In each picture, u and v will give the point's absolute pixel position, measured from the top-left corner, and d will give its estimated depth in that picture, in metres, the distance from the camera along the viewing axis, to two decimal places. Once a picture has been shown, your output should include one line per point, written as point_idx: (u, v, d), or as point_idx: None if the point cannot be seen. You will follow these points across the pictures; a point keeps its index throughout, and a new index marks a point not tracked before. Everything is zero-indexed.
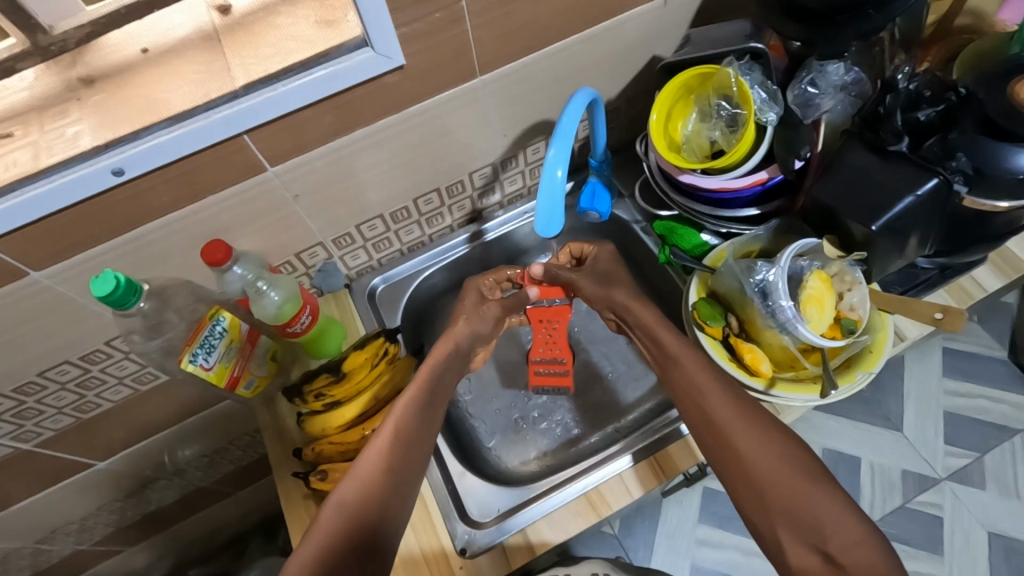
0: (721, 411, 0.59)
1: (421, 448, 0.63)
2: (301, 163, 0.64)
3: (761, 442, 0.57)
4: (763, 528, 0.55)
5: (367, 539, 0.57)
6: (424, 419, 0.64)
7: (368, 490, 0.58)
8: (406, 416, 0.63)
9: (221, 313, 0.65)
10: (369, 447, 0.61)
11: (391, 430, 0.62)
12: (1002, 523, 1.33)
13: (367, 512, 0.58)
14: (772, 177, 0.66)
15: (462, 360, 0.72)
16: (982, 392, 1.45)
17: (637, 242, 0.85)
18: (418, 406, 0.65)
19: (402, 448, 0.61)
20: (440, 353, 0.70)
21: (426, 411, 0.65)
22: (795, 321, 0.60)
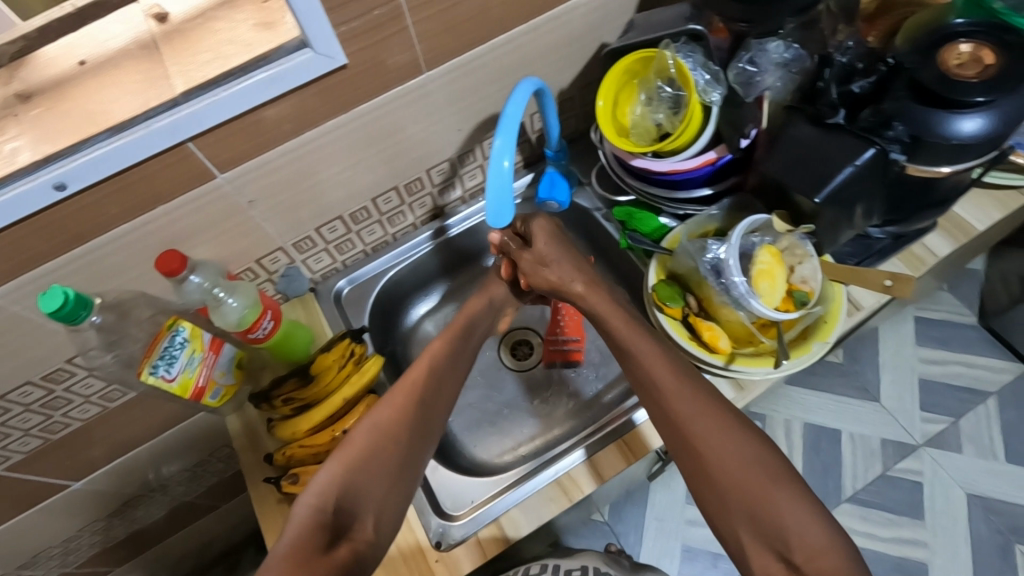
0: (685, 416, 0.59)
1: (450, 384, 0.68)
2: (252, 168, 0.64)
3: (723, 442, 0.57)
4: (726, 530, 0.56)
5: (395, 457, 0.60)
6: (454, 359, 0.70)
7: (401, 412, 0.63)
8: (440, 357, 0.69)
9: (180, 323, 0.65)
10: (405, 378, 0.66)
11: (426, 366, 0.67)
12: (980, 484, 1.36)
13: (397, 433, 0.62)
14: (721, 156, 0.67)
15: (494, 312, 0.78)
16: (954, 357, 1.48)
17: (599, 229, 0.86)
18: (451, 349, 0.70)
19: (436, 383, 0.67)
20: (474, 308, 0.76)
21: (456, 353, 0.70)
22: (748, 296, 0.61)
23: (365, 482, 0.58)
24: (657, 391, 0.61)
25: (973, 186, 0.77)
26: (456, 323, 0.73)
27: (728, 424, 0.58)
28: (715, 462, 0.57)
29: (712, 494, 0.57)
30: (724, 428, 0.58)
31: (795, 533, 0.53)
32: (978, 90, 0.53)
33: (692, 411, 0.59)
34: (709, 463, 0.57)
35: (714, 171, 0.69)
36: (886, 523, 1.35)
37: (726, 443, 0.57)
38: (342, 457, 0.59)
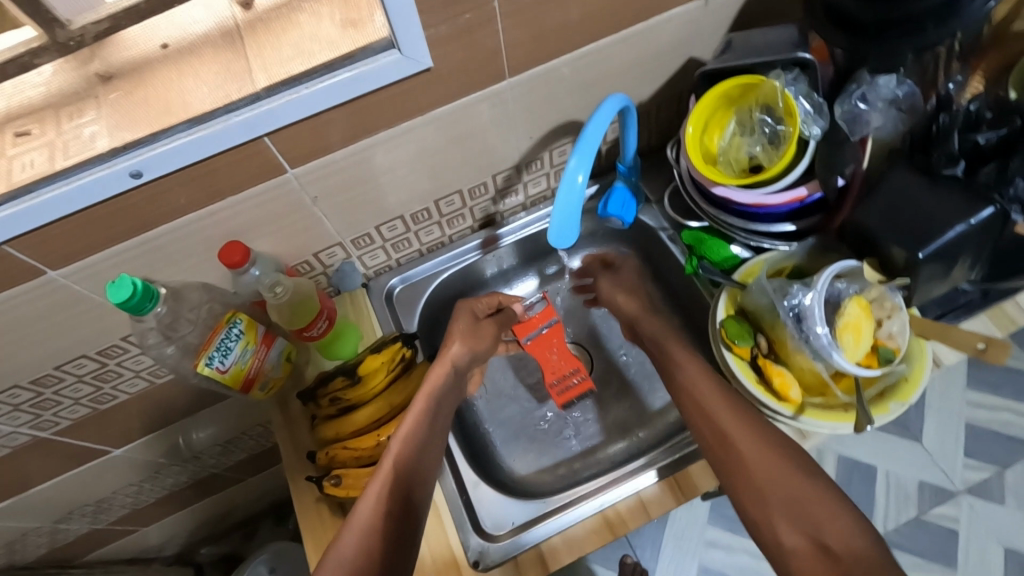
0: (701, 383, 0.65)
1: (423, 481, 0.64)
2: (322, 165, 0.62)
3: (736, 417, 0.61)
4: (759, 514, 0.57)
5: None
6: (424, 451, 0.66)
7: (375, 530, 0.59)
8: (405, 451, 0.65)
9: (237, 316, 0.65)
10: (372, 487, 0.62)
11: (391, 465, 0.63)
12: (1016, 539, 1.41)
13: (373, 550, 0.58)
14: (811, 194, 0.62)
15: (456, 383, 0.75)
16: (1006, 405, 1.52)
17: (663, 249, 0.83)
18: (414, 437, 0.66)
19: (405, 485, 0.63)
20: (427, 390, 0.71)
21: (426, 442, 0.67)
22: (829, 349, 0.57)
23: None
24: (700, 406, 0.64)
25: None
26: (415, 406, 0.69)
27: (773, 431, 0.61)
28: (752, 466, 0.59)
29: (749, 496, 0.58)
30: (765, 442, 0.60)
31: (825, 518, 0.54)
32: None
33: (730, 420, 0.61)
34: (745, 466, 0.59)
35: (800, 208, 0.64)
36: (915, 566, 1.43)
37: (765, 452, 0.59)
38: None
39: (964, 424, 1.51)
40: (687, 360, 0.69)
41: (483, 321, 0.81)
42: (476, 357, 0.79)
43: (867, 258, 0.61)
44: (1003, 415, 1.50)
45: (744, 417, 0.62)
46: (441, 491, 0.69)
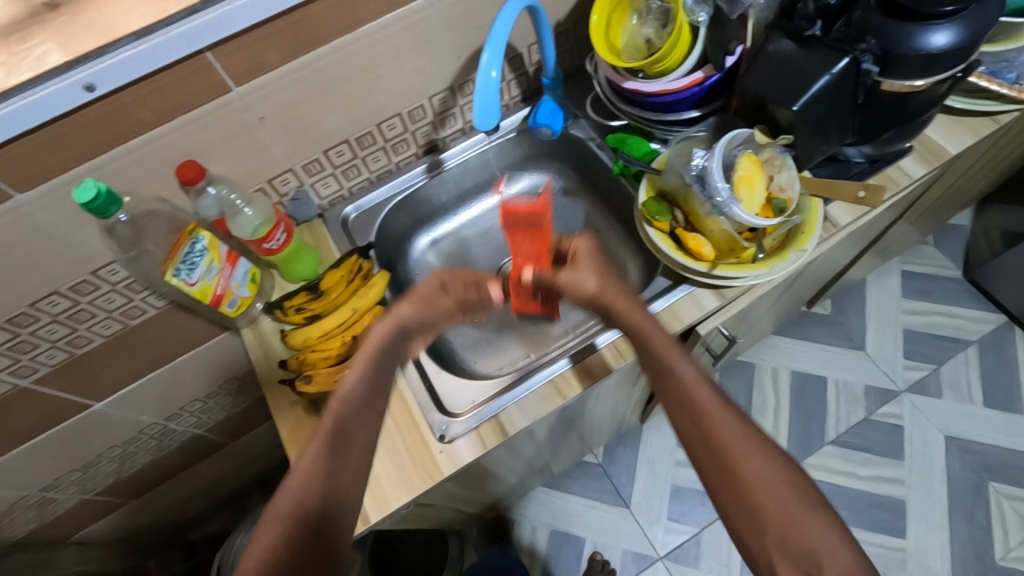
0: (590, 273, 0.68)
1: (365, 425, 0.63)
2: (267, 83, 0.68)
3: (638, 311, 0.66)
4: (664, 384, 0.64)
5: (326, 517, 0.58)
6: (368, 393, 0.64)
7: (327, 479, 0.59)
8: (351, 396, 0.63)
9: (199, 232, 0.70)
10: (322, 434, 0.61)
11: (334, 412, 0.63)
12: (956, 427, 1.53)
13: (319, 490, 0.59)
14: (707, 77, 0.72)
15: (404, 342, 0.67)
16: (936, 309, 1.65)
17: (593, 158, 0.90)
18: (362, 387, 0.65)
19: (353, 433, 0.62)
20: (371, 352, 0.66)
21: (370, 385, 0.65)
22: (729, 203, 0.66)
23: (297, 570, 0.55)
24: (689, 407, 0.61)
25: (940, 111, 0.82)
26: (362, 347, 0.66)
27: (762, 446, 0.58)
28: (745, 481, 0.56)
29: (740, 518, 0.56)
30: (760, 454, 0.58)
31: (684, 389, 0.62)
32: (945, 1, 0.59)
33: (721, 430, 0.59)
34: (737, 481, 0.57)
35: (704, 93, 0.73)
36: (867, 463, 1.52)
37: (757, 455, 0.58)
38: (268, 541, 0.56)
39: (900, 329, 1.64)
40: (676, 356, 0.64)
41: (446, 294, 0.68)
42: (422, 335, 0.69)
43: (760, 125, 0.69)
44: (933, 317, 1.64)
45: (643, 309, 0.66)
46: (405, 382, 0.76)
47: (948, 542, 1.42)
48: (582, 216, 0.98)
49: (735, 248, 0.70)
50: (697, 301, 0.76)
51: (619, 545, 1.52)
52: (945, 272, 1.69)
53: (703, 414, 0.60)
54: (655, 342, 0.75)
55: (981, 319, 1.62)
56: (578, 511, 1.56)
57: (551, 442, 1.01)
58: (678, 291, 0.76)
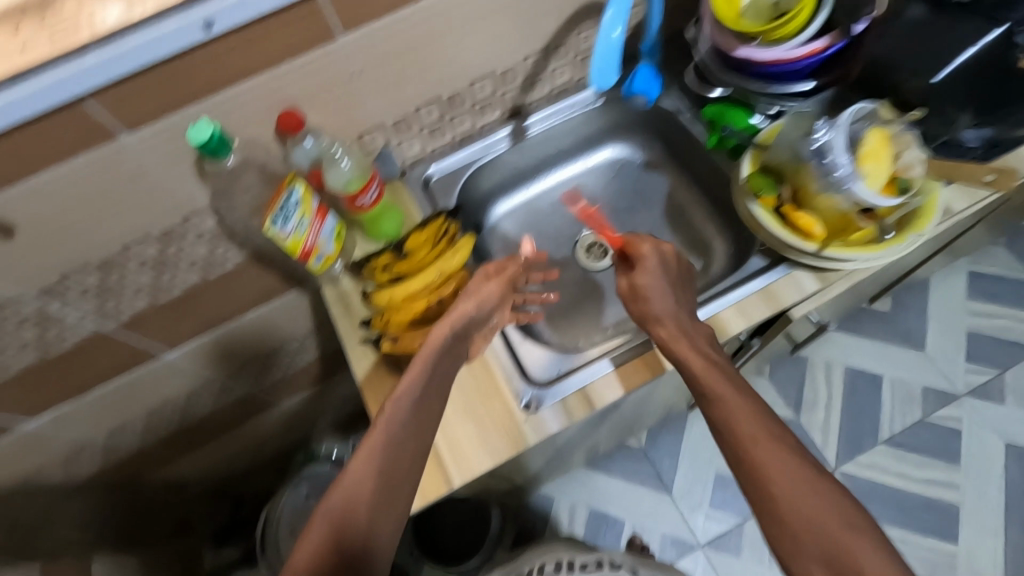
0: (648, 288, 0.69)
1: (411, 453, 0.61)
2: (372, 33, 0.66)
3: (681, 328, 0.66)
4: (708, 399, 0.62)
5: (361, 542, 0.56)
6: (416, 422, 0.62)
7: (364, 482, 0.58)
8: (398, 421, 0.62)
9: (296, 183, 0.70)
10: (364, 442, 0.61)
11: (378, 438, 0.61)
12: (1017, 435, 1.47)
13: (358, 514, 0.57)
14: (829, 45, 0.68)
15: (457, 344, 0.68)
16: (1004, 312, 1.58)
17: (684, 132, 0.86)
18: (418, 389, 0.64)
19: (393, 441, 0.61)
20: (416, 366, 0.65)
21: (417, 411, 0.63)
22: (850, 180, 0.62)
23: None
24: (726, 422, 0.59)
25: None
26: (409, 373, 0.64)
27: (800, 464, 0.55)
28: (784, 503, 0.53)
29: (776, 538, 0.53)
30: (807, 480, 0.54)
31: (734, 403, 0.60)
32: None
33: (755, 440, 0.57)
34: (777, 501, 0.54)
35: (819, 64, 0.71)
36: (920, 465, 1.47)
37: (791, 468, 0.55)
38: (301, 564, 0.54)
39: (965, 331, 1.58)
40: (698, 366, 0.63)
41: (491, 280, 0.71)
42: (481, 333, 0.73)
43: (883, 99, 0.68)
44: (1001, 321, 1.58)
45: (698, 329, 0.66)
46: (490, 349, 0.75)
47: (1002, 550, 1.38)
48: (664, 191, 0.95)
49: (849, 229, 0.67)
50: (797, 284, 0.72)
51: (658, 528, 1.51)
52: (1015, 275, 1.62)
53: (738, 429, 0.58)
54: (751, 324, 0.72)
55: None
56: (617, 493, 1.55)
57: (612, 419, 1.00)
58: (777, 271, 0.73)
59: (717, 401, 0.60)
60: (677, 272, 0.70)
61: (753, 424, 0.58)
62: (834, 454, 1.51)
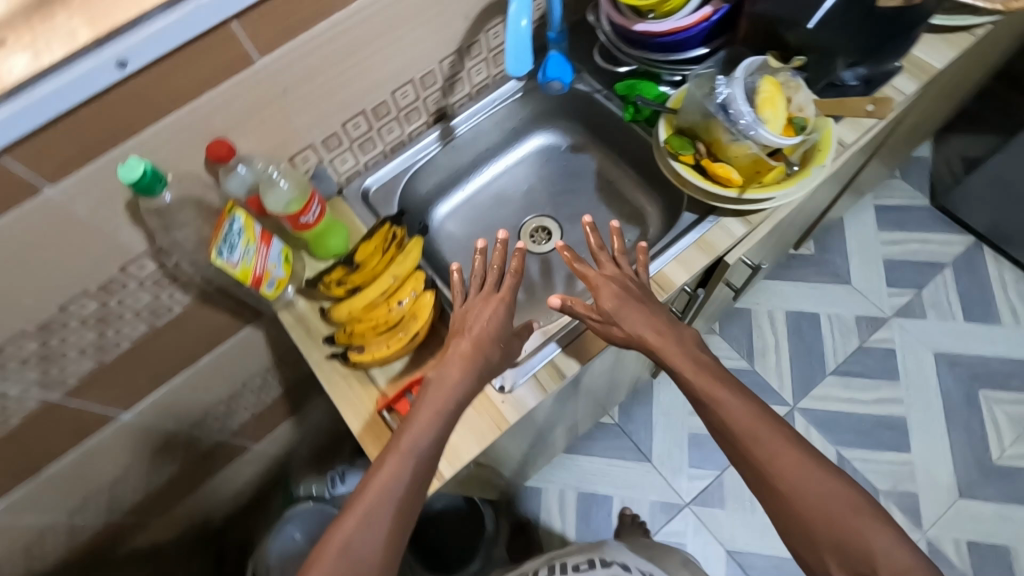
0: (629, 313, 0.70)
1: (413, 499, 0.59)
2: (288, 52, 0.67)
3: (677, 353, 0.68)
4: (715, 410, 0.64)
5: None
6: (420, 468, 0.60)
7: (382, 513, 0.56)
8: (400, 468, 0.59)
9: (234, 211, 0.69)
10: (375, 475, 0.59)
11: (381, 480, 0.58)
12: (942, 342, 1.62)
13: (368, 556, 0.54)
14: (715, 11, 0.76)
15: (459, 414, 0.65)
16: (912, 237, 1.74)
17: (602, 110, 0.92)
18: (435, 431, 0.62)
19: (401, 480, 0.58)
20: (450, 362, 0.66)
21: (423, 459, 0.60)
22: (756, 126, 0.70)
23: None
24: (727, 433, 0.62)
25: (925, 30, 0.87)
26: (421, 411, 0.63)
27: (803, 451, 0.59)
28: (794, 498, 0.57)
29: (807, 545, 0.56)
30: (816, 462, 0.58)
31: (726, 406, 0.63)
32: None
33: (764, 444, 0.60)
34: (790, 506, 0.57)
35: (712, 29, 0.78)
36: (866, 387, 1.59)
37: (803, 469, 0.58)
38: None
39: (882, 260, 1.72)
40: (703, 381, 0.65)
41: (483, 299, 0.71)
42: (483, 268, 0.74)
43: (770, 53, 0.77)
44: (911, 246, 1.73)
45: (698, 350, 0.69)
46: None
47: (948, 449, 1.51)
48: (592, 168, 1.00)
49: (762, 170, 0.74)
50: (726, 230, 0.78)
51: (643, 496, 1.56)
52: (915, 203, 1.78)
53: (744, 436, 0.61)
54: (691, 274, 0.77)
55: (954, 241, 1.72)
56: (602, 471, 1.59)
57: (581, 395, 1.03)
58: (707, 222, 0.78)
59: (717, 404, 0.63)
60: (637, 292, 0.72)
61: (760, 427, 0.61)
62: (791, 392, 1.60)
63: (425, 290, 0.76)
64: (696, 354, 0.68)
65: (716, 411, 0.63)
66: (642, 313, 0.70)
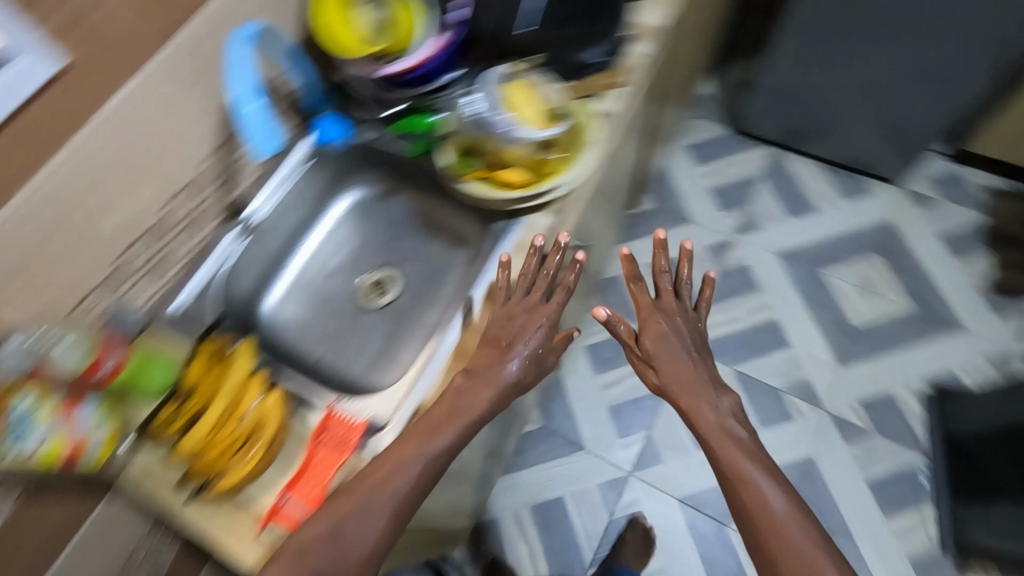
0: (683, 372, 0.98)
1: (402, 508, 0.65)
2: (25, 201, 0.61)
3: (747, 467, 0.86)
4: (753, 492, 0.84)
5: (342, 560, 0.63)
6: (420, 475, 0.67)
7: (386, 499, 0.65)
8: (404, 470, 0.66)
9: (18, 395, 0.64)
10: (381, 469, 0.67)
11: (383, 482, 0.66)
12: (779, 241, 1.88)
13: (353, 538, 0.64)
14: (452, 35, 0.84)
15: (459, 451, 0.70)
16: (723, 164, 2.02)
17: (390, 153, 0.93)
18: (451, 441, 0.69)
19: (405, 476, 0.66)
20: (483, 374, 0.74)
21: (427, 466, 0.67)
22: (511, 124, 0.75)
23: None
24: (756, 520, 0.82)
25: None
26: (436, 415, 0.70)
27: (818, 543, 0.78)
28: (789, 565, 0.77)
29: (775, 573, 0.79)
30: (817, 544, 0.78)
31: (747, 490, 0.85)
32: None
33: (782, 544, 0.79)
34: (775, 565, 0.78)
35: (455, 50, 0.85)
36: (738, 304, 1.79)
37: (809, 555, 0.77)
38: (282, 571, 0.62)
39: (710, 190, 1.98)
40: (742, 462, 0.87)
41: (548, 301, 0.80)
42: (537, 270, 0.80)
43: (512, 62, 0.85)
44: (725, 171, 2.01)
45: (738, 436, 0.91)
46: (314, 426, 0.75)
47: (815, 327, 1.75)
48: (406, 210, 1.00)
49: (538, 163, 0.79)
50: (536, 225, 0.82)
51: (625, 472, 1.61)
52: (718, 135, 2.07)
53: (772, 526, 0.81)
54: (518, 278, 0.80)
55: (753, 157, 2.03)
56: (546, 477, 1.62)
57: (501, 420, 1.04)
58: (516, 226, 0.83)
59: (752, 498, 0.84)
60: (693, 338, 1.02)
61: (798, 528, 0.80)
62: None
63: (268, 390, 0.74)
64: (752, 448, 0.90)
65: (761, 516, 0.82)
66: (694, 361, 0.99)
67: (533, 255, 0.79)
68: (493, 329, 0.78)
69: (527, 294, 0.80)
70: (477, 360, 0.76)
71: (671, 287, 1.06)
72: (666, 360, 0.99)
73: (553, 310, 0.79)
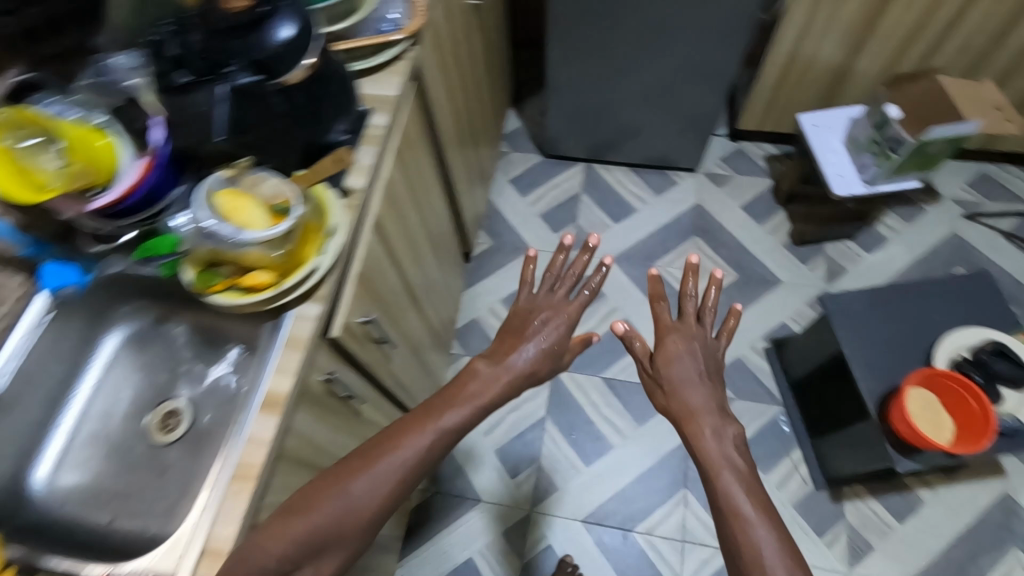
0: (688, 394, 1.06)
1: (405, 486, 0.81)
2: None
3: (727, 473, 0.94)
4: (724, 497, 0.92)
5: (337, 527, 0.75)
6: (422, 458, 0.83)
7: (397, 465, 0.81)
8: (415, 449, 0.83)
9: None
10: (406, 438, 0.83)
11: (403, 457, 0.81)
12: (612, 246, 2.01)
13: (359, 506, 0.77)
14: (154, 154, 0.81)
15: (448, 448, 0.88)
16: (547, 188, 2.14)
17: (148, 278, 0.89)
18: (460, 419, 0.89)
19: (416, 450, 0.83)
20: (501, 355, 1.00)
21: (426, 451, 0.84)
22: (239, 234, 0.72)
23: (317, 547, 0.74)
24: (732, 518, 0.88)
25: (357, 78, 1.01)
26: (445, 418, 0.88)
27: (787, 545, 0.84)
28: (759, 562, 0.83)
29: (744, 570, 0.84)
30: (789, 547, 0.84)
31: (739, 498, 0.90)
32: (263, 15, 0.76)
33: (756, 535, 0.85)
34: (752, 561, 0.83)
35: (167, 165, 0.82)
36: (588, 315, 1.89)
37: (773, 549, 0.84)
38: (296, 531, 0.72)
39: (539, 215, 2.08)
40: (729, 477, 0.94)
41: (569, 302, 1.08)
42: (562, 269, 1.12)
43: (226, 164, 0.82)
44: (549, 194, 2.12)
45: (740, 462, 0.97)
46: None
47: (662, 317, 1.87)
48: (185, 331, 0.94)
49: (281, 262, 0.78)
50: (304, 316, 0.81)
51: (608, 446, 1.68)
52: (536, 162, 2.20)
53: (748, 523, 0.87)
54: (295, 376, 0.78)
55: (573, 176, 2.16)
56: (450, 541, 1.57)
57: None
58: (285, 321, 0.81)
59: (731, 502, 0.91)
60: (704, 363, 1.10)
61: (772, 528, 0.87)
62: None
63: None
64: (746, 476, 0.95)
65: (732, 509, 0.90)
66: (703, 385, 1.07)
67: (562, 253, 1.11)
68: (515, 322, 1.06)
69: (555, 290, 1.10)
70: (498, 351, 1.01)
71: (694, 311, 1.18)
72: (671, 378, 1.08)
73: (573, 306, 1.07)
